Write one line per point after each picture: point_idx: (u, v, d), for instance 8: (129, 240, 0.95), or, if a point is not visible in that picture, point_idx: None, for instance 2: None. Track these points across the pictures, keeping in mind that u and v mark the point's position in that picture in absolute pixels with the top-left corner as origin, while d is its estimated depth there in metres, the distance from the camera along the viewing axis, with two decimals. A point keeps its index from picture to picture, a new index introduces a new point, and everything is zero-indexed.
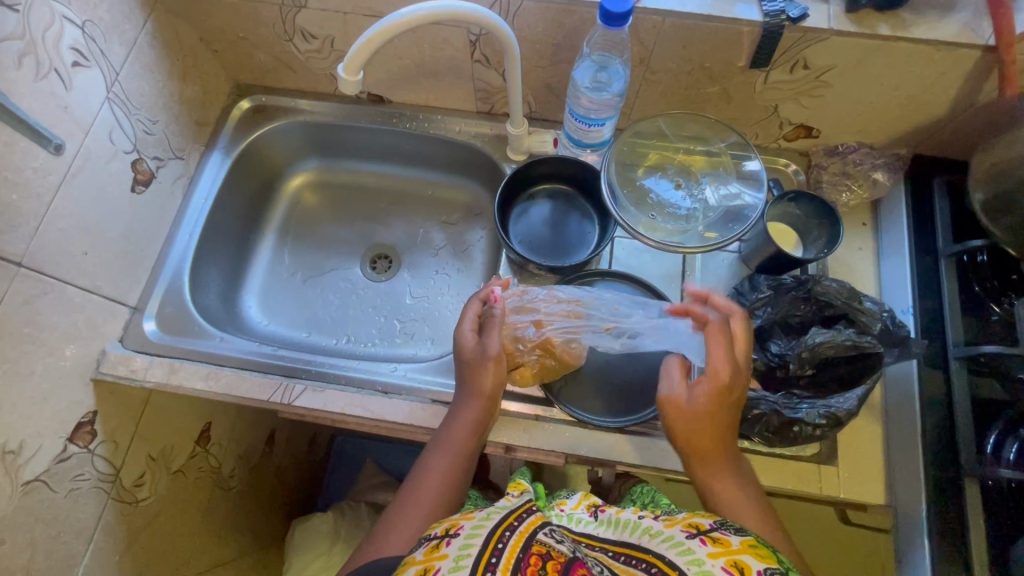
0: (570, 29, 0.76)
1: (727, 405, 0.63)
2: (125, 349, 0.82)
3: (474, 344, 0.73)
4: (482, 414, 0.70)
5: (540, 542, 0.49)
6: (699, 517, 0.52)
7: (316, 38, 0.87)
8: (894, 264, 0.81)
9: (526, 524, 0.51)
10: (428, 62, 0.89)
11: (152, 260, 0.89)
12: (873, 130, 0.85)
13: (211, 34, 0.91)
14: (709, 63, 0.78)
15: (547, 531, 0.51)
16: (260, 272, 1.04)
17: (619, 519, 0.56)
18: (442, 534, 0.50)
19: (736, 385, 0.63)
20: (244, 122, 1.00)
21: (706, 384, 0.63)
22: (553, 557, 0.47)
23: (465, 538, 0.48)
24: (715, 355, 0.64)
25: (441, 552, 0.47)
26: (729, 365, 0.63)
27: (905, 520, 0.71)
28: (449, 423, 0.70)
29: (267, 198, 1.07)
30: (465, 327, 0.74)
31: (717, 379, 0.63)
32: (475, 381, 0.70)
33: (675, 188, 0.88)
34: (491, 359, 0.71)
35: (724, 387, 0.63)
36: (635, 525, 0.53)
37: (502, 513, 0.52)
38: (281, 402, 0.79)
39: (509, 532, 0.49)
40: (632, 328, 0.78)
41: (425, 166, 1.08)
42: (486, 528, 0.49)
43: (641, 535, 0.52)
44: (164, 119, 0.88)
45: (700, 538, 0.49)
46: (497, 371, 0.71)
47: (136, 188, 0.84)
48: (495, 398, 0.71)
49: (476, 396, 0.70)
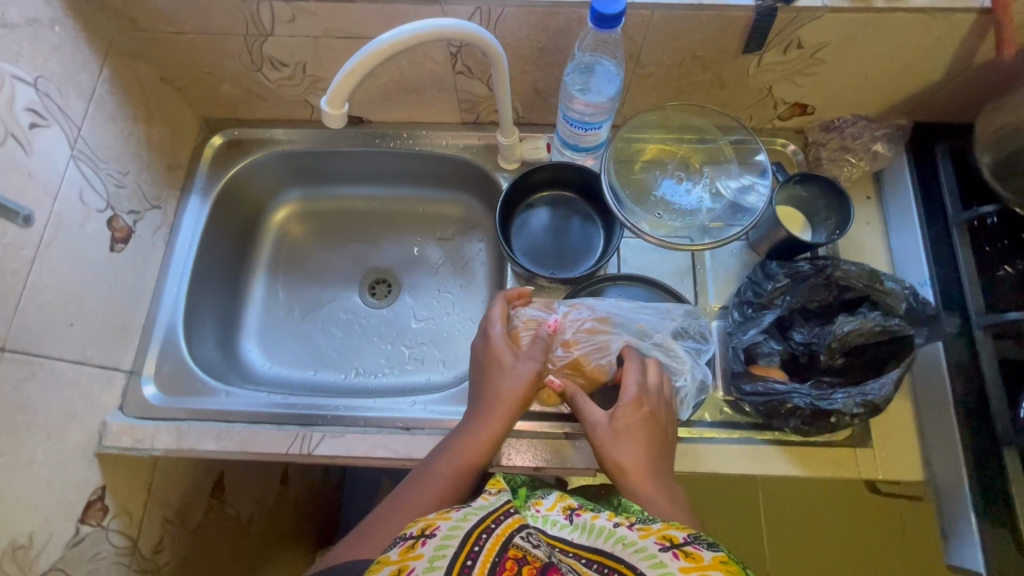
0: (556, 31, 0.73)
1: (644, 424, 0.65)
2: (127, 418, 0.78)
3: (508, 350, 0.71)
4: (503, 422, 0.67)
5: (516, 546, 0.46)
6: (674, 528, 0.49)
7: (287, 66, 0.83)
8: (904, 236, 0.81)
9: (502, 527, 0.48)
10: (408, 79, 0.85)
11: (142, 318, 0.84)
12: (871, 102, 0.83)
13: (172, 72, 0.86)
14: (701, 51, 0.75)
15: (525, 535, 0.48)
16: (255, 313, 0.99)
17: (595, 524, 0.50)
18: (417, 534, 0.47)
19: (647, 407, 0.66)
20: (219, 160, 0.95)
21: (618, 408, 0.66)
22: (529, 562, 0.44)
23: (441, 539, 0.46)
24: (625, 382, 0.68)
25: (416, 552, 0.45)
26: (636, 386, 0.67)
27: (947, 493, 0.71)
28: (466, 428, 0.68)
29: (251, 236, 1.02)
30: (493, 327, 0.73)
31: (630, 401, 0.66)
32: (499, 387, 0.68)
33: (677, 183, 0.86)
34: (520, 367, 0.70)
35: (635, 409, 0.66)
36: (610, 532, 0.49)
37: (480, 514, 0.49)
38: (301, 453, 0.76)
39: (486, 535, 0.47)
40: (659, 337, 0.77)
41: (414, 183, 1.04)
42: (462, 530, 0.47)
43: (614, 543, 0.48)
44: (135, 169, 0.82)
45: (673, 551, 0.45)
46: (528, 382, 0.69)
47: (115, 247, 0.79)
48: (515, 408, 0.68)
49: (497, 401, 0.68)
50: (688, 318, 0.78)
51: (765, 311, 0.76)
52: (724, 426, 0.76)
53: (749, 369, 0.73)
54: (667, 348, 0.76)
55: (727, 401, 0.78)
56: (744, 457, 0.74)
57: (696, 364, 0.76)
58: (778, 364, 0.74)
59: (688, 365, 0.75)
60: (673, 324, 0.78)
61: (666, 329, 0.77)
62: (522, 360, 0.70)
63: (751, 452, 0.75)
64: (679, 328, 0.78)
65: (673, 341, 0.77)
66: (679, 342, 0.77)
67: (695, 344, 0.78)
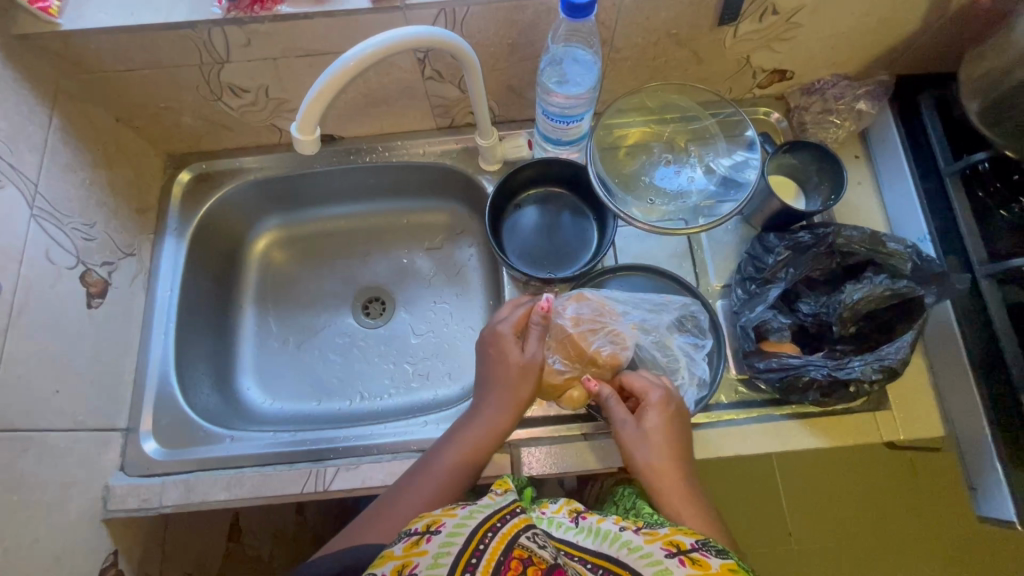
0: (525, 25, 0.70)
1: (673, 424, 0.65)
2: (130, 478, 0.75)
3: (514, 345, 0.70)
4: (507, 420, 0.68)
5: (522, 546, 0.47)
6: (681, 534, 0.50)
7: (248, 91, 0.79)
8: (897, 192, 0.80)
9: (508, 526, 0.49)
10: (376, 91, 0.82)
11: (131, 372, 0.81)
12: (851, 60, 0.82)
13: (128, 111, 0.82)
14: (675, 29, 0.73)
15: (530, 534, 0.49)
16: (249, 349, 0.95)
17: (600, 528, 0.51)
18: (422, 531, 0.49)
19: (676, 406, 0.67)
20: (189, 196, 0.91)
21: (650, 408, 0.66)
22: (534, 562, 0.45)
23: (447, 536, 0.47)
24: (645, 385, 0.68)
25: (420, 549, 0.46)
26: (662, 388, 0.67)
27: (970, 445, 0.70)
28: (469, 419, 0.69)
29: (233, 271, 0.98)
30: (500, 321, 0.72)
31: (656, 401, 0.66)
32: (514, 387, 0.69)
33: (666, 165, 0.84)
34: (529, 364, 0.70)
35: (664, 407, 0.66)
36: (615, 535, 0.50)
37: (485, 512, 0.50)
38: (316, 491, 0.73)
39: (492, 533, 0.47)
40: (657, 330, 0.76)
41: (396, 195, 1.01)
42: (468, 527, 0.48)
43: (619, 547, 0.48)
44: (102, 219, 0.78)
45: (679, 558, 0.46)
46: (533, 380, 0.70)
47: (91, 303, 0.75)
48: (521, 407, 0.69)
49: (505, 403, 0.68)
50: (687, 308, 0.77)
51: (769, 286, 0.75)
52: (742, 407, 0.75)
53: (760, 347, 0.72)
54: (665, 342, 0.76)
55: (742, 379, 0.77)
56: (764, 436, 0.74)
57: (696, 359, 0.75)
58: (789, 338, 0.73)
59: (684, 362, 0.75)
60: (669, 315, 0.77)
61: (664, 323, 0.76)
62: (528, 355, 0.70)
63: (772, 430, 0.74)
64: (678, 317, 0.77)
65: (671, 336, 0.76)
66: (676, 335, 0.76)
67: (692, 338, 0.77)
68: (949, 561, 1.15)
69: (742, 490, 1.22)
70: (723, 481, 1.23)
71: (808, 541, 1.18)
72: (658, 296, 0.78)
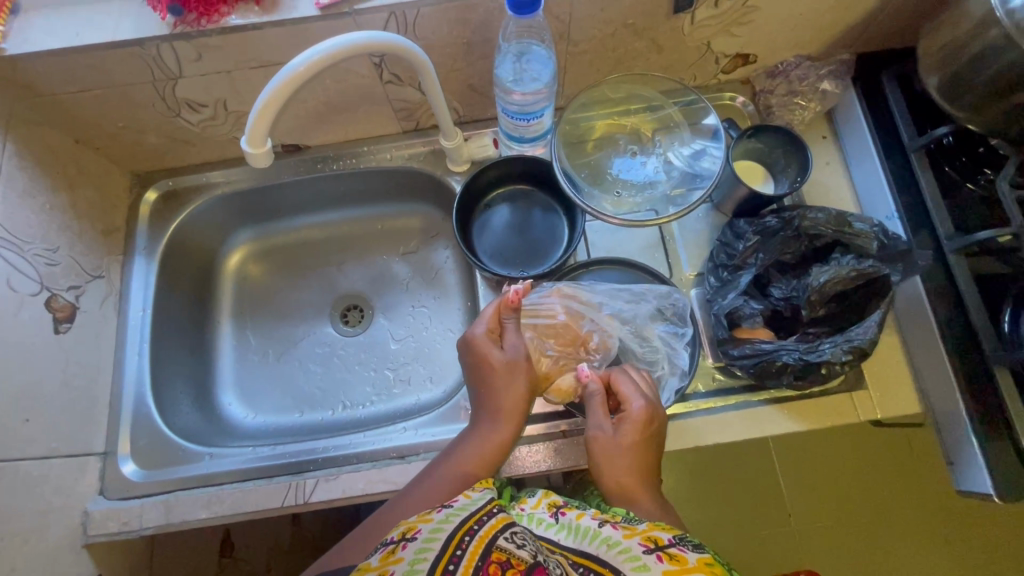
0: (479, 23, 0.70)
1: (649, 440, 0.64)
2: (110, 502, 0.75)
3: (492, 346, 0.69)
4: (505, 434, 0.67)
5: (500, 548, 0.46)
6: (659, 530, 0.51)
7: (205, 106, 0.78)
8: (864, 170, 0.80)
9: (486, 529, 0.48)
10: (337, 98, 0.81)
11: (106, 395, 0.80)
12: (813, 41, 0.81)
13: (86, 132, 0.81)
14: (631, 19, 0.72)
15: (509, 535, 0.48)
16: (228, 364, 0.94)
17: (579, 525, 0.52)
18: (399, 538, 0.49)
19: (653, 420, 0.65)
20: (157, 215, 0.90)
21: (625, 420, 0.64)
22: (513, 565, 0.45)
23: (423, 542, 0.47)
24: (629, 394, 0.66)
25: (396, 556, 0.46)
26: (642, 399, 0.66)
27: (945, 420, 0.70)
28: (467, 434, 0.68)
29: (208, 288, 0.97)
30: (475, 325, 0.70)
31: (637, 412, 0.64)
32: (500, 396, 0.67)
33: (631, 157, 0.84)
34: (514, 365, 0.68)
35: (643, 420, 0.64)
36: (594, 533, 0.50)
37: (462, 516, 0.49)
38: (297, 503, 0.73)
39: (469, 537, 0.47)
40: (637, 321, 0.76)
41: (367, 201, 1.00)
42: (444, 532, 0.48)
43: (599, 544, 0.49)
44: (66, 243, 0.78)
45: (657, 554, 0.47)
46: (519, 373, 0.68)
47: (59, 328, 0.75)
48: (521, 415, 0.68)
49: (497, 413, 0.67)
50: (665, 298, 0.76)
51: (740, 272, 0.75)
52: (720, 394, 0.75)
53: (734, 333, 0.72)
54: (644, 331, 0.76)
55: (719, 367, 0.76)
56: (741, 423, 0.74)
57: (677, 346, 0.75)
58: (762, 323, 0.73)
59: (664, 353, 0.75)
60: (647, 306, 0.76)
61: (643, 314, 0.76)
62: (511, 355, 0.69)
63: (750, 416, 0.74)
64: (654, 309, 0.77)
65: (650, 326, 0.76)
66: (655, 324, 0.76)
67: (671, 328, 0.76)
68: (944, 535, 1.17)
69: (731, 474, 1.23)
70: (713, 465, 1.23)
71: (804, 520, 1.19)
72: (636, 287, 0.77)
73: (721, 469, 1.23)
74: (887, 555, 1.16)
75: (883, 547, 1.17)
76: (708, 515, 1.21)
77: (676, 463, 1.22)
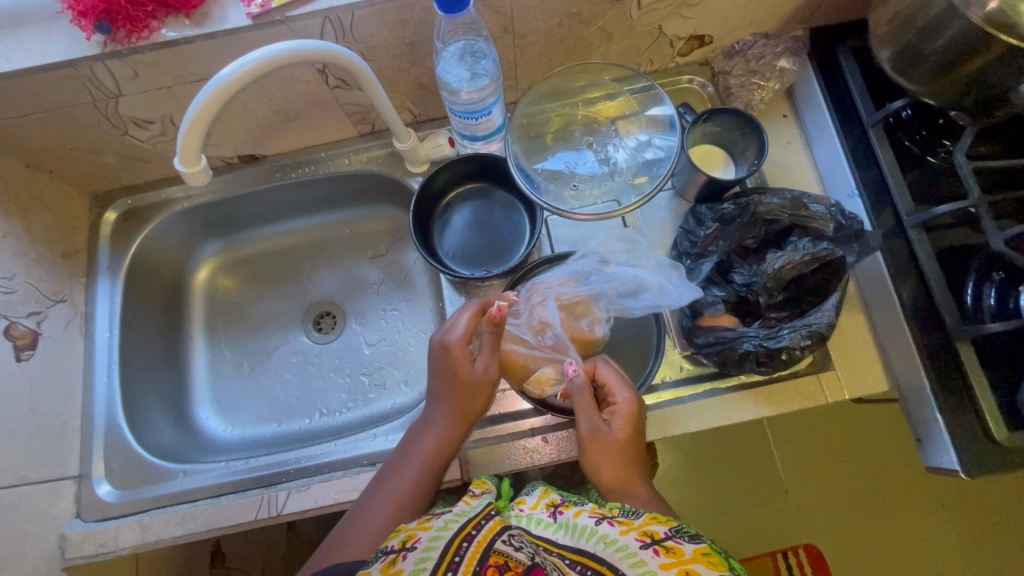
0: (417, 23, 0.68)
1: (639, 431, 0.64)
2: (87, 524, 0.75)
3: (464, 358, 0.67)
4: (456, 437, 0.68)
5: (498, 552, 0.46)
6: (656, 523, 0.50)
7: (152, 122, 0.77)
8: (825, 148, 0.79)
9: (484, 532, 0.48)
10: (287, 105, 0.80)
11: (77, 418, 0.81)
12: (767, 19, 0.79)
13: (35, 156, 0.80)
14: (576, 8, 0.70)
15: (507, 538, 0.48)
16: (203, 378, 0.94)
17: (576, 524, 0.51)
18: (399, 548, 0.48)
19: (642, 411, 0.65)
20: (118, 235, 0.89)
21: (617, 415, 0.64)
22: (511, 567, 0.45)
23: (422, 551, 0.46)
24: (615, 386, 0.66)
25: (397, 568, 0.46)
26: (629, 392, 0.65)
27: (912, 398, 0.70)
28: (420, 436, 0.68)
29: (179, 303, 0.96)
30: (451, 331, 0.68)
31: (625, 405, 0.64)
32: (458, 401, 0.68)
33: (588, 149, 0.83)
34: (478, 377, 0.68)
35: (633, 412, 0.64)
36: (592, 531, 0.50)
37: (459, 521, 0.49)
38: (270, 515, 0.73)
39: (467, 543, 0.47)
40: (598, 269, 0.75)
41: (333, 206, 0.99)
42: (443, 539, 0.47)
43: (596, 542, 0.48)
44: (22, 269, 0.78)
45: (653, 548, 0.47)
46: (483, 390, 0.68)
47: (21, 356, 0.77)
48: (470, 421, 0.69)
49: (451, 418, 0.68)
50: (607, 247, 0.76)
51: (703, 260, 0.74)
52: (689, 383, 0.75)
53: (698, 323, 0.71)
54: (607, 274, 0.74)
55: (686, 357, 0.76)
56: (708, 411, 0.73)
57: (643, 257, 0.75)
58: (725, 310, 0.72)
59: (636, 272, 0.74)
60: (591, 261, 0.76)
61: (596, 262, 0.76)
62: (478, 373, 0.68)
63: (720, 404, 0.73)
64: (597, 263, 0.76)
65: (609, 265, 0.75)
66: (611, 267, 0.75)
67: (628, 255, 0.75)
68: (929, 503, 1.17)
69: (721, 455, 1.23)
70: (703, 448, 1.23)
71: (794, 496, 1.19)
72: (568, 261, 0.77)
73: (711, 452, 1.23)
74: (872, 530, 1.17)
75: (878, 522, 1.17)
76: (700, 497, 1.20)
77: (666, 447, 1.23)
